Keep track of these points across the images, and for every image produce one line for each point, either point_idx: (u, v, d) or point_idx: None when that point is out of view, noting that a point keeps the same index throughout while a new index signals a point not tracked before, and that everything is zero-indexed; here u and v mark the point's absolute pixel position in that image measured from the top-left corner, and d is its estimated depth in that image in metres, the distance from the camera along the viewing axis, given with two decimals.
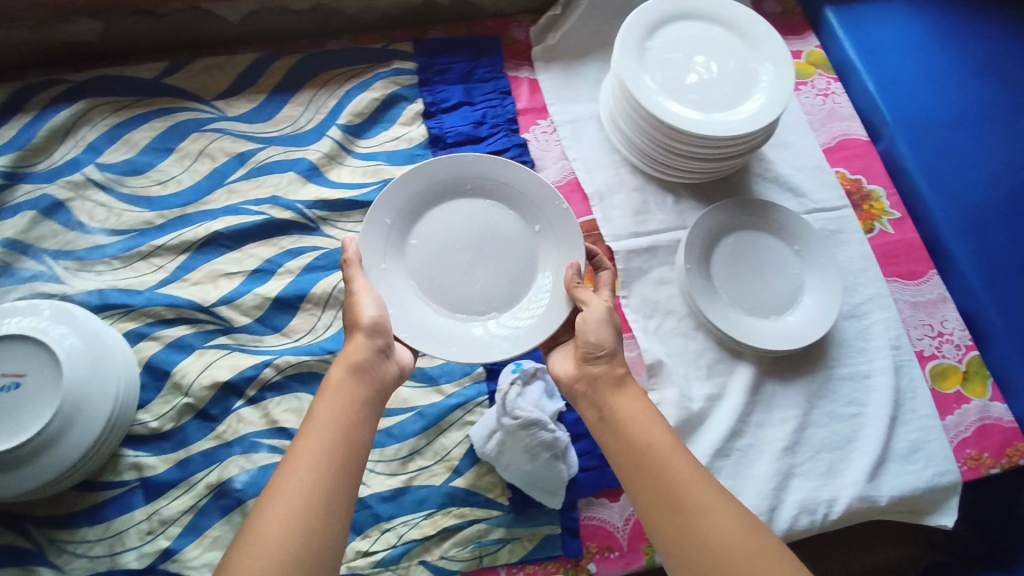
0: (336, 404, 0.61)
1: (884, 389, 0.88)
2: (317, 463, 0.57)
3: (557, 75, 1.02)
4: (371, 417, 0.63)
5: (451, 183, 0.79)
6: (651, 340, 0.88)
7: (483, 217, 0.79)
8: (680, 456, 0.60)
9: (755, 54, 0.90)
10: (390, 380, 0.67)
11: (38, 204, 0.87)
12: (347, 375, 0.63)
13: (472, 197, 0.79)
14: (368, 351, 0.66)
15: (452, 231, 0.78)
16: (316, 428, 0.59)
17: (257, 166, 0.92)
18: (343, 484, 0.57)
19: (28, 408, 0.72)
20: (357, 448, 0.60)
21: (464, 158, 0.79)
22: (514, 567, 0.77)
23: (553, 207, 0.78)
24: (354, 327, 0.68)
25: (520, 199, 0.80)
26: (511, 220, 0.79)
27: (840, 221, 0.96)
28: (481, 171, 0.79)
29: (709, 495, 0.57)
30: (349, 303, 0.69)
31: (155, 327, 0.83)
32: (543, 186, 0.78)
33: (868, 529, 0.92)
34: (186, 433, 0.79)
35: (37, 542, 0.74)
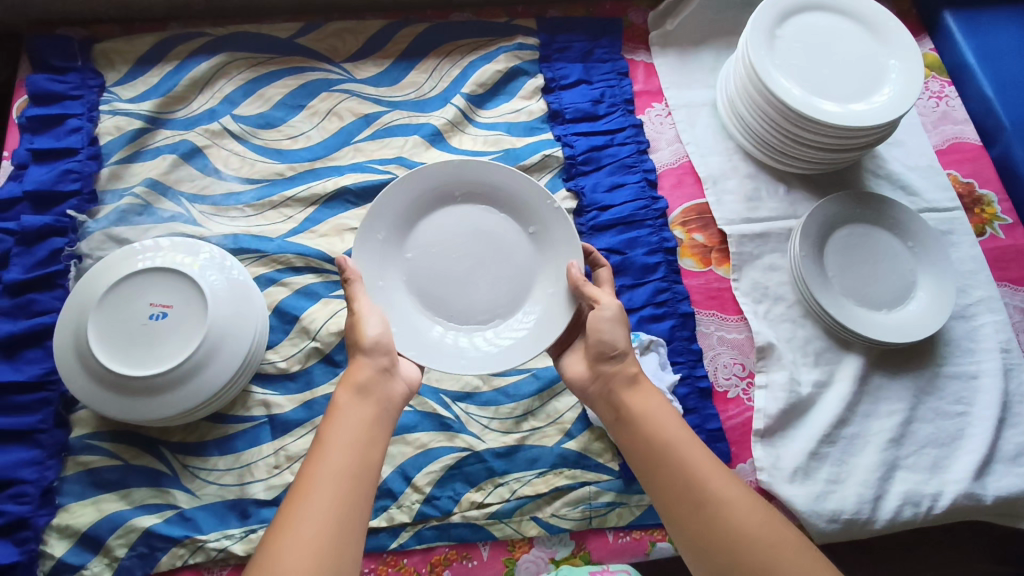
0: (346, 428, 0.61)
1: (993, 390, 0.87)
2: (336, 473, 0.57)
3: (674, 61, 1.04)
4: (379, 438, 0.62)
5: (440, 192, 0.79)
6: (761, 323, 0.89)
7: (472, 223, 0.79)
8: (699, 452, 0.61)
9: (884, 50, 0.91)
10: (399, 400, 0.67)
11: (179, 149, 0.91)
12: (352, 397, 0.63)
13: (462, 203, 0.80)
14: (371, 372, 0.66)
15: (456, 237, 0.79)
16: (329, 452, 0.59)
17: (382, 128, 0.95)
18: (357, 511, 0.57)
19: (175, 337, 0.75)
20: (369, 472, 0.59)
21: (449, 164, 0.78)
22: (621, 531, 0.79)
23: (547, 209, 0.78)
24: (356, 347, 0.67)
25: (510, 202, 0.80)
26: (499, 223, 0.79)
27: (951, 222, 0.96)
28: (468, 174, 0.79)
29: (727, 488, 0.58)
30: (350, 324, 0.68)
31: (284, 273, 0.86)
32: (536, 190, 0.78)
33: (938, 535, 0.93)
34: (311, 375, 0.82)
35: (170, 466, 0.77)
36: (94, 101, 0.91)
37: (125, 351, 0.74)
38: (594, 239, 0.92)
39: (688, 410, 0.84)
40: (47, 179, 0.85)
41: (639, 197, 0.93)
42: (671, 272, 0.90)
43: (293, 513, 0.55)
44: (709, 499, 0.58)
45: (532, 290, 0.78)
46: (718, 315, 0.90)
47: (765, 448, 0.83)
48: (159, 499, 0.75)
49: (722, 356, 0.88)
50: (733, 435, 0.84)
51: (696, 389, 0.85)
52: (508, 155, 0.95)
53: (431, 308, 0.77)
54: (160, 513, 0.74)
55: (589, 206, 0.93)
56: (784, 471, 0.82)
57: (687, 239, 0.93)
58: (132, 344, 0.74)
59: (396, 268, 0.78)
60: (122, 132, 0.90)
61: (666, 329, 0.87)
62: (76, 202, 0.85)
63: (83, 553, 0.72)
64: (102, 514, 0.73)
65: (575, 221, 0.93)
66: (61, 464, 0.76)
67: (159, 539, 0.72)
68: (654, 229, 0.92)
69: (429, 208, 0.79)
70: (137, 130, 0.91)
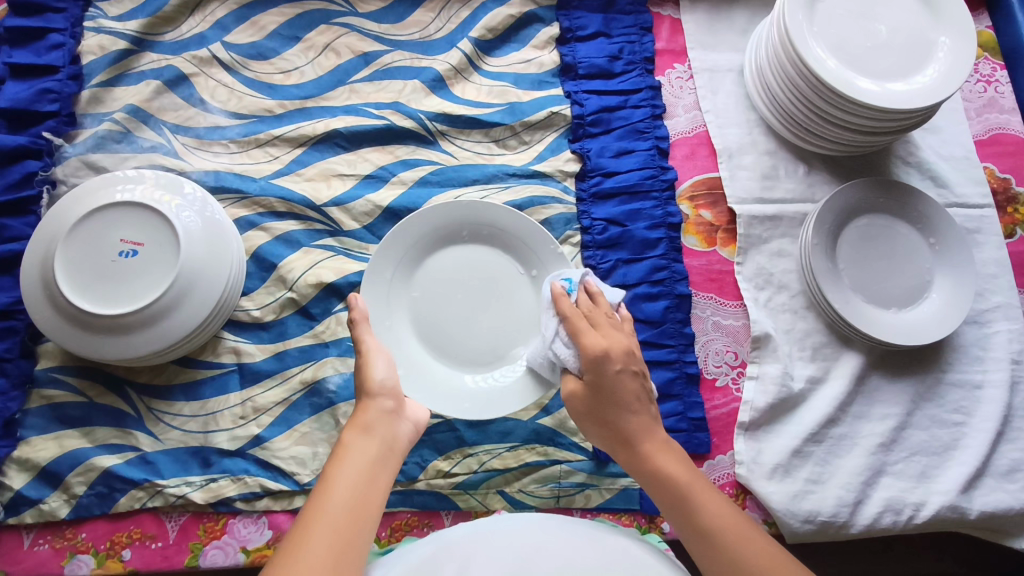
0: (353, 464, 0.56)
1: (995, 402, 0.82)
2: (335, 513, 0.52)
3: (703, 19, 0.95)
4: (385, 476, 0.57)
5: (446, 232, 0.80)
6: (760, 312, 0.84)
7: (477, 265, 0.79)
8: (707, 492, 0.59)
9: (936, 21, 0.82)
10: (405, 442, 0.62)
11: (163, 75, 0.86)
12: (358, 435, 0.59)
13: (468, 244, 0.80)
14: (379, 412, 0.62)
15: (461, 278, 0.79)
16: (336, 485, 0.54)
17: (381, 69, 0.90)
18: (359, 547, 0.51)
19: (143, 277, 0.72)
20: (374, 508, 0.54)
21: (457, 206, 0.79)
22: (588, 512, 0.77)
23: (548, 254, 0.77)
24: (362, 391, 0.64)
25: (515, 243, 0.79)
26: (504, 265, 0.80)
27: (980, 220, 0.89)
28: (475, 215, 0.79)
29: (732, 522, 0.57)
30: (359, 364, 0.65)
31: (266, 218, 0.83)
32: (536, 231, 0.77)
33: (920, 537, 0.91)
34: (285, 327, 0.80)
35: (135, 408, 0.76)
36: (77, 16, 0.86)
37: (92, 289, 0.71)
38: (594, 208, 0.86)
39: (669, 396, 0.81)
40: (24, 97, 0.81)
41: (647, 165, 0.87)
42: (672, 249, 0.85)
43: (295, 545, 0.49)
44: (726, 544, 0.55)
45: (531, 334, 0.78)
46: (716, 299, 0.85)
47: (747, 441, 0.80)
48: (121, 440, 0.75)
49: (715, 342, 0.84)
50: (716, 425, 0.81)
51: (683, 375, 0.82)
52: (512, 109, 0.89)
53: (433, 348, 0.78)
54: (121, 455, 0.74)
55: (593, 170, 0.87)
56: (764, 467, 0.79)
57: (694, 215, 0.88)
58: (100, 281, 0.71)
59: (401, 306, 0.79)
60: (105, 53, 0.85)
61: (659, 310, 0.83)
62: (53, 124, 0.82)
63: (41, 488, 0.73)
64: (63, 450, 0.74)
65: (576, 186, 0.88)
66: (26, 396, 0.76)
67: (118, 480, 0.73)
68: (660, 202, 0.86)
69: (436, 247, 0.80)
70: (121, 52, 0.85)
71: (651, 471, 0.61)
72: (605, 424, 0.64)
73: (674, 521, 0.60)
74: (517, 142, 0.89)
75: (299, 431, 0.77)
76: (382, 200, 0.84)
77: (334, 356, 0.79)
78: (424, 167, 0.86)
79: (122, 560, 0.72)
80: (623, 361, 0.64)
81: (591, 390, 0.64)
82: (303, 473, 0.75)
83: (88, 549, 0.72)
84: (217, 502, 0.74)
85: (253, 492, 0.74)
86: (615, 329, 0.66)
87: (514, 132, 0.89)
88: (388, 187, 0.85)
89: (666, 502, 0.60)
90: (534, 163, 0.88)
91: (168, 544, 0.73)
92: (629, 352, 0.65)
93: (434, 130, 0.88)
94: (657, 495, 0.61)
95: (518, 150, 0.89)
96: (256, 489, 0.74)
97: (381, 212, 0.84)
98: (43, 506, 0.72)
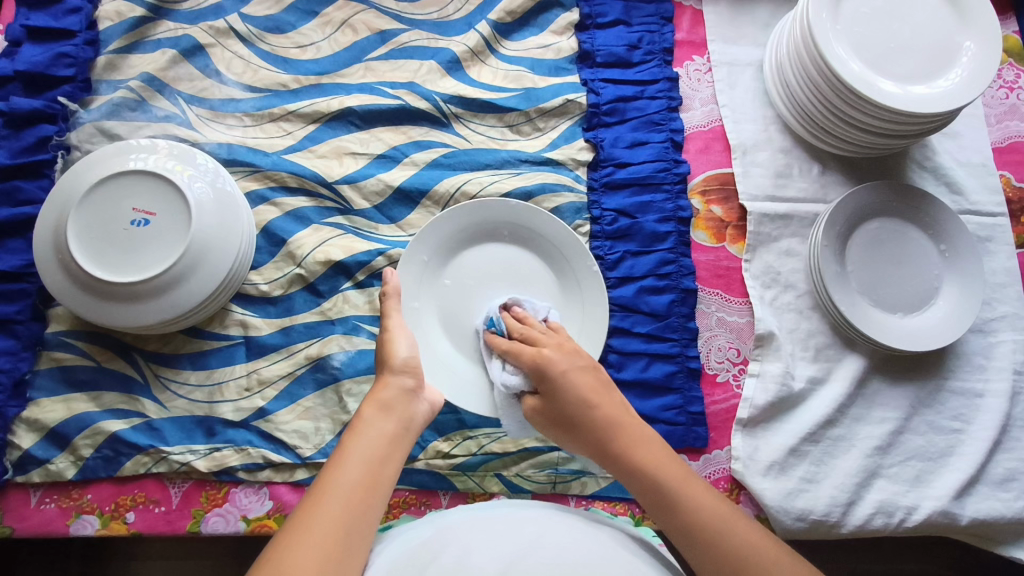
0: (367, 442, 0.57)
1: (995, 411, 0.82)
2: (344, 492, 0.52)
3: (725, 11, 0.94)
4: (398, 456, 0.58)
5: (486, 227, 0.81)
6: (765, 310, 0.84)
7: (511, 265, 0.81)
8: (693, 480, 0.59)
9: (961, 26, 0.81)
10: (421, 420, 0.63)
11: (180, 45, 0.86)
12: (375, 414, 0.60)
13: (506, 243, 0.81)
14: (397, 390, 0.63)
15: (491, 274, 0.80)
16: (348, 462, 0.55)
17: (397, 48, 0.89)
18: (364, 525, 0.52)
19: (155, 246, 0.73)
20: (382, 489, 0.55)
21: (504, 209, 0.80)
22: (583, 499, 0.78)
23: (583, 270, 0.79)
24: (384, 365, 0.66)
25: (551, 253, 0.81)
26: (538, 271, 0.81)
27: (993, 228, 0.89)
28: (517, 217, 0.80)
29: (719, 508, 0.56)
30: (383, 340, 0.68)
31: (277, 193, 0.84)
32: (576, 246, 0.79)
33: (894, 544, 0.95)
34: (293, 302, 0.81)
35: (142, 374, 0.78)
36: None
37: (104, 257, 0.72)
38: (605, 198, 0.86)
39: (669, 389, 0.82)
40: (40, 61, 0.81)
41: (660, 158, 0.87)
42: (680, 243, 0.85)
43: (303, 518, 0.50)
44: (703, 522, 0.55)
45: None
46: (721, 296, 0.85)
47: (745, 438, 0.81)
48: (128, 406, 0.76)
49: (718, 338, 0.84)
50: (715, 420, 0.82)
51: (685, 369, 0.82)
52: (527, 95, 0.89)
53: (451, 335, 0.79)
54: (127, 420, 0.76)
55: (605, 160, 0.87)
56: (759, 464, 0.80)
57: (704, 210, 0.87)
58: (111, 247, 0.72)
59: (430, 292, 0.80)
60: (122, 19, 0.85)
61: (665, 303, 0.83)
62: (68, 89, 0.82)
63: (49, 448, 0.74)
64: (71, 413, 0.75)
65: (588, 175, 0.88)
66: (36, 357, 0.77)
67: (124, 445, 0.74)
68: (670, 195, 0.86)
69: (473, 241, 0.81)
70: (138, 19, 0.86)
71: (629, 467, 0.60)
72: (569, 427, 0.65)
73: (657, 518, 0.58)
74: (531, 128, 0.89)
75: (302, 405, 0.78)
76: (393, 180, 0.84)
77: (339, 334, 0.80)
78: (436, 149, 0.86)
79: (126, 523, 0.74)
80: (564, 363, 0.68)
81: (545, 397, 0.67)
82: (304, 447, 0.76)
83: (93, 510, 0.74)
84: (220, 471, 0.75)
85: (256, 463, 0.75)
86: (553, 336, 0.71)
87: (528, 118, 0.88)
88: (400, 168, 0.85)
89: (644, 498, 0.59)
90: (547, 150, 0.88)
91: (171, 509, 0.74)
92: (560, 345, 0.69)
93: (448, 112, 0.87)
94: (641, 495, 0.59)
95: (531, 136, 0.89)
96: (259, 460, 0.75)
97: (392, 192, 0.84)
98: (50, 467, 0.74)
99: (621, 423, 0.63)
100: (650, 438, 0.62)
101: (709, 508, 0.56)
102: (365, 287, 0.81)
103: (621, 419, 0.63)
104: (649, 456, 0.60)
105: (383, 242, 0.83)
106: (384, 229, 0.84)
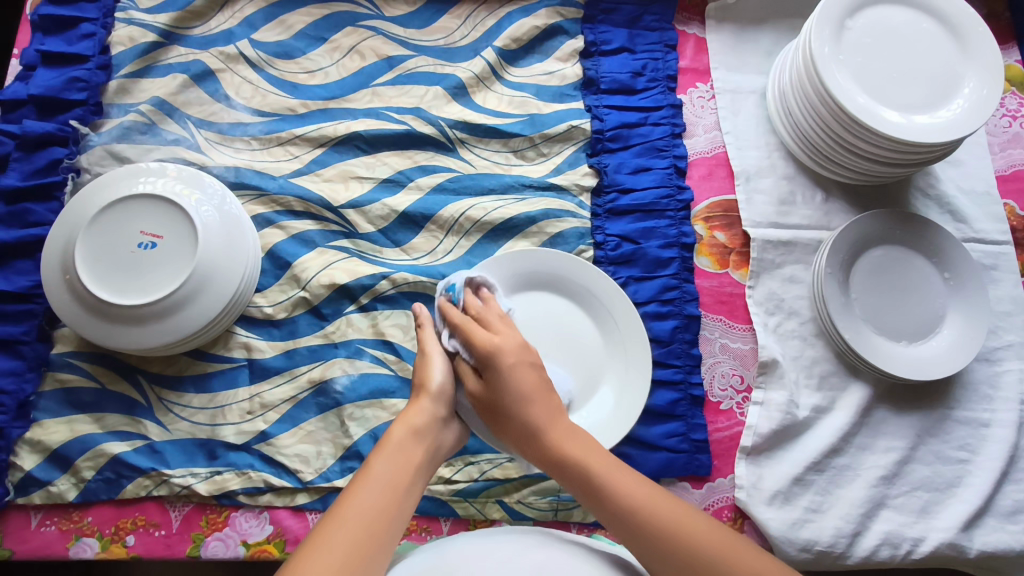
0: (389, 465, 0.56)
1: (1002, 442, 0.81)
2: (362, 516, 0.52)
3: (728, 39, 0.95)
4: (417, 488, 0.57)
5: (537, 276, 0.81)
6: (769, 337, 0.84)
7: (560, 317, 0.81)
8: (623, 473, 0.57)
9: (963, 57, 0.82)
10: (444, 452, 0.63)
11: (190, 70, 0.87)
12: (406, 438, 0.58)
13: (556, 296, 0.82)
14: (430, 416, 0.61)
15: (542, 321, 0.80)
16: (367, 485, 0.54)
17: (404, 74, 0.90)
18: (379, 556, 0.51)
19: (162, 269, 0.73)
20: (399, 519, 0.54)
21: (566, 260, 0.81)
22: (585, 526, 0.78)
23: (631, 329, 0.79)
24: (421, 389, 0.63)
25: (598, 309, 0.81)
26: (586, 334, 0.81)
27: (997, 256, 0.89)
28: (568, 273, 0.81)
29: (653, 496, 0.55)
30: (422, 362, 0.65)
31: (283, 217, 0.84)
32: (626, 306, 0.79)
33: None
34: (297, 325, 0.81)
35: (145, 396, 0.78)
36: (109, 6, 0.87)
37: (111, 278, 0.72)
38: (608, 223, 0.87)
39: (671, 416, 0.81)
40: (53, 85, 0.83)
41: (664, 184, 0.87)
42: (684, 269, 0.85)
43: (318, 540, 0.50)
44: (634, 512, 0.54)
45: (591, 394, 0.79)
46: (724, 322, 0.85)
47: (749, 466, 0.80)
48: (130, 428, 0.76)
49: (721, 365, 0.84)
50: (718, 447, 0.81)
51: (688, 397, 0.82)
52: (532, 121, 0.89)
53: None
54: (129, 442, 0.76)
55: (610, 186, 0.88)
56: (763, 493, 0.79)
57: (708, 236, 0.88)
58: (118, 270, 0.73)
59: None
60: (134, 44, 0.87)
61: (668, 329, 0.83)
62: (80, 112, 0.83)
63: (50, 470, 0.74)
64: (74, 435, 0.75)
65: (592, 201, 0.88)
66: (40, 378, 0.77)
67: (126, 467, 0.75)
68: (674, 221, 0.87)
69: (524, 288, 0.81)
70: (150, 44, 0.87)
71: (559, 464, 0.59)
72: (510, 422, 0.61)
73: (589, 506, 0.58)
74: (535, 153, 0.89)
75: (304, 429, 0.78)
76: (398, 205, 0.85)
77: (342, 357, 0.80)
78: (442, 173, 0.87)
79: (126, 546, 0.73)
80: (518, 355, 0.62)
81: (490, 391, 0.62)
82: (305, 471, 0.76)
83: (93, 532, 0.74)
84: (220, 495, 0.75)
85: (257, 487, 0.75)
86: (508, 326, 0.65)
87: (533, 143, 0.89)
88: (405, 192, 0.86)
89: (578, 489, 0.58)
90: (550, 175, 0.88)
91: (171, 533, 0.74)
92: (519, 343, 0.63)
93: (453, 137, 0.88)
94: (571, 486, 0.59)
95: (536, 161, 0.89)
96: (259, 484, 0.75)
97: (396, 216, 0.85)
98: (51, 489, 0.73)
99: (545, 427, 0.60)
100: (581, 435, 0.60)
101: (646, 499, 0.55)
102: (369, 310, 0.82)
103: (560, 420, 0.61)
104: (575, 449, 0.59)
105: (388, 265, 0.83)
106: (388, 253, 0.84)
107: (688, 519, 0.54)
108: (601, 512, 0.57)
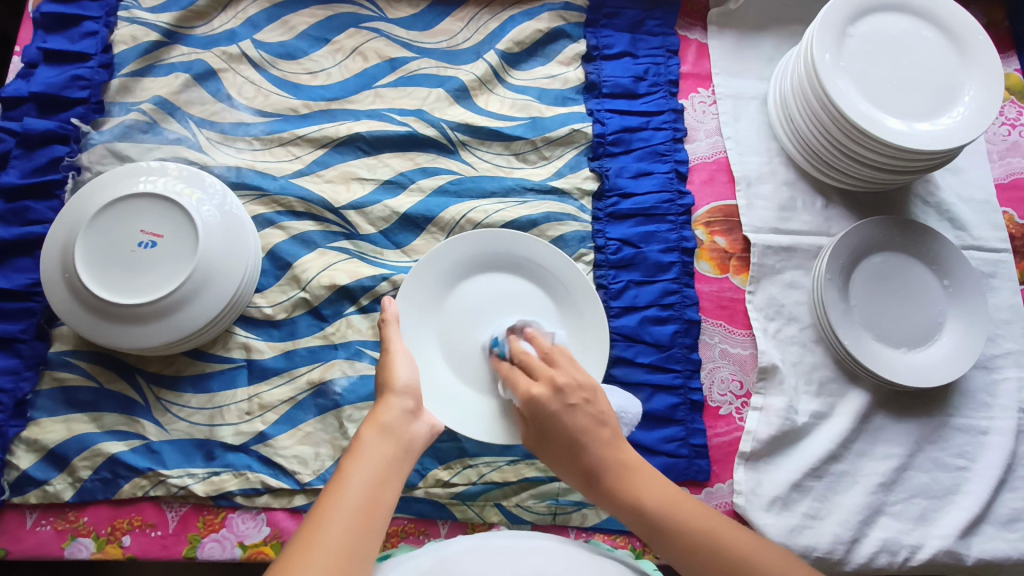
0: (367, 464, 0.56)
1: (1000, 450, 0.82)
2: (346, 515, 0.52)
3: (730, 45, 0.95)
4: (398, 482, 0.57)
5: (484, 257, 0.79)
6: (769, 343, 0.84)
7: (511, 296, 0.79)
8: (681, 506, 0.60)
9: (963, 66, 0.82)
10: (421, 444, 0.62)
11: (193, 69, 0.87)
12: (376, 435, 0.58)
13: (507, 276, 0.80)
14: (399, 412, 0.61)
15: (495, 304, 0.79)
16: (349, 485, 0.54)
17: (406, 75, 0.91)
18: (365, 555, 0.51)
19: (160, 268, 0.73)
20: (382, 514, 0.54)
21: (516, 236, 0.79)
22: (584, 531, 0.77)
23: (585, 298, 0.78)
24: (385, 387, 0.63)
25: (549, 282, 0.80)
26: (546, 311, 0.79)
27: (996, 264, 0.89)
28: (517, 251, 0.79)
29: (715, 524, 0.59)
30: (384, 362, 0.65)
31: (284, 217, 0.84)
32: (579, 278, 0.78)
33: None
34: (296, 326, 0.81)
35: (143, 396, 0.77)
36: (112, 5, 0.87)
37: (107, 276, 0.72)
38: (609, 227, 0.87)
39: (670, 421, 0.81)
40: (55, 83, 0.83)
41: (665, 189, 0.88)
42: (684, 274, 0.85)
43: (302, 540, 0.50)
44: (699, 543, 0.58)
45: None
46: (724, 327, 0.85)
47: (747, 472, 0.80)
48: (128, 428, 0.76)
49: (721, 370, 0.84)
50: (717, 453, 0.81)
51: (688, 401, 0.82)
52: (534, 124, 0.90)
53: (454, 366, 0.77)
54: (127, 442, 0.75)
55: (611, 190, 0.88)
56: (762, 499, 0.79)
57: (708, 241, 0.88)
58: (114, 268, 0.72)
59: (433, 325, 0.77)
60: (137, 43, 0.87)
61: (668, 334, 0.83)
62: (81, 110, 0.83)
63: (47, 470, 0.74)
64: (71, 434, 0.75)
65: (593, 205, 0.88)
66: (39, 377, 0.77)
67: (123, 467, 0.74)
68: (675, 226, 0.87)
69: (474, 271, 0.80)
70: (152, 43, 0.87)
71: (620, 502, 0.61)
72: (567, 462, 0.63)
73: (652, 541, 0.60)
74: (536, 157, 0.89)
75: (303, 430, 0.78)
76: (400, 206, 0.85)
77: (342, 359, 0.80)
78: (443, 175, 0.87)
79: (122, 547, 0.73)
80: (558, 398, 0.64)
81: (540, 433, 0.64)
82: (303, 472, 0.76)
83: (89, 533, 0.73)
84: (218, 496, 0.74)
85: (255, 488, 0.75)
86: (552, 367, 0.66)
87: (535, 146, 0.89)
88: (406, 194, 0.86)
89: (636, 522, 0.60)
90: (552, 179, 0.88)
91: (167, 534, 0.73)
92: (551, 382, 0.64)
93: (455, 139, 0.88)
94: (632, 521, 0.61)
95: (537, 164, 0.89)
96: (257, 485, 0.75)
97: (397, 218, 0.85)
98: (47, 488, 0.73)
99: (600, 469, 0.62)
100: (640, 468, 0.62)
101: (709, 531, 0.58)
102: (369, 312, 0.82)
103: (615, 455, 0.62)
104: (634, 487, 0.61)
105: (388, 266, 0.83)
106: (389, 254, 0.84)
107: (756, 549, 0.57)
108: (660, 543, 0.60)
